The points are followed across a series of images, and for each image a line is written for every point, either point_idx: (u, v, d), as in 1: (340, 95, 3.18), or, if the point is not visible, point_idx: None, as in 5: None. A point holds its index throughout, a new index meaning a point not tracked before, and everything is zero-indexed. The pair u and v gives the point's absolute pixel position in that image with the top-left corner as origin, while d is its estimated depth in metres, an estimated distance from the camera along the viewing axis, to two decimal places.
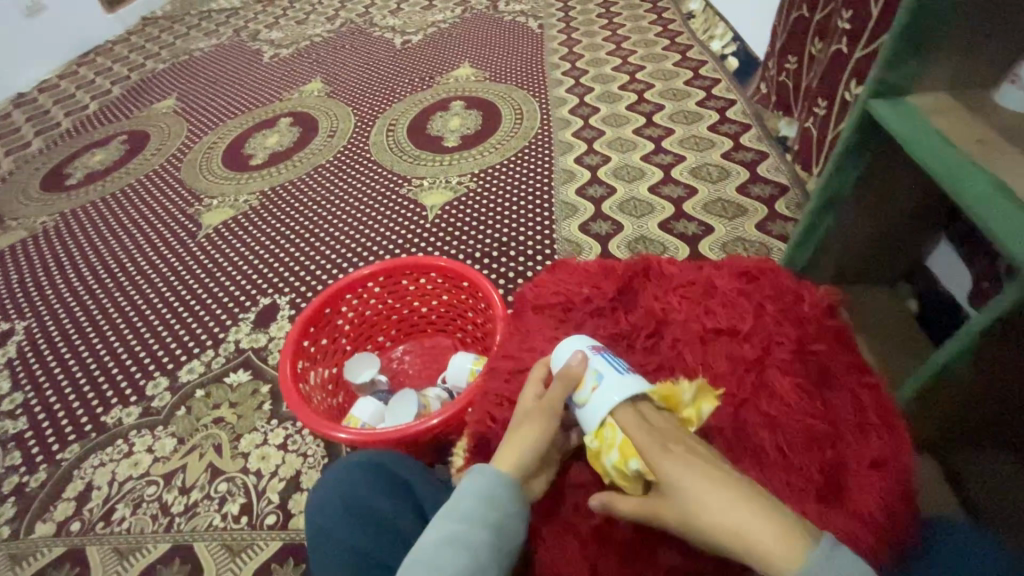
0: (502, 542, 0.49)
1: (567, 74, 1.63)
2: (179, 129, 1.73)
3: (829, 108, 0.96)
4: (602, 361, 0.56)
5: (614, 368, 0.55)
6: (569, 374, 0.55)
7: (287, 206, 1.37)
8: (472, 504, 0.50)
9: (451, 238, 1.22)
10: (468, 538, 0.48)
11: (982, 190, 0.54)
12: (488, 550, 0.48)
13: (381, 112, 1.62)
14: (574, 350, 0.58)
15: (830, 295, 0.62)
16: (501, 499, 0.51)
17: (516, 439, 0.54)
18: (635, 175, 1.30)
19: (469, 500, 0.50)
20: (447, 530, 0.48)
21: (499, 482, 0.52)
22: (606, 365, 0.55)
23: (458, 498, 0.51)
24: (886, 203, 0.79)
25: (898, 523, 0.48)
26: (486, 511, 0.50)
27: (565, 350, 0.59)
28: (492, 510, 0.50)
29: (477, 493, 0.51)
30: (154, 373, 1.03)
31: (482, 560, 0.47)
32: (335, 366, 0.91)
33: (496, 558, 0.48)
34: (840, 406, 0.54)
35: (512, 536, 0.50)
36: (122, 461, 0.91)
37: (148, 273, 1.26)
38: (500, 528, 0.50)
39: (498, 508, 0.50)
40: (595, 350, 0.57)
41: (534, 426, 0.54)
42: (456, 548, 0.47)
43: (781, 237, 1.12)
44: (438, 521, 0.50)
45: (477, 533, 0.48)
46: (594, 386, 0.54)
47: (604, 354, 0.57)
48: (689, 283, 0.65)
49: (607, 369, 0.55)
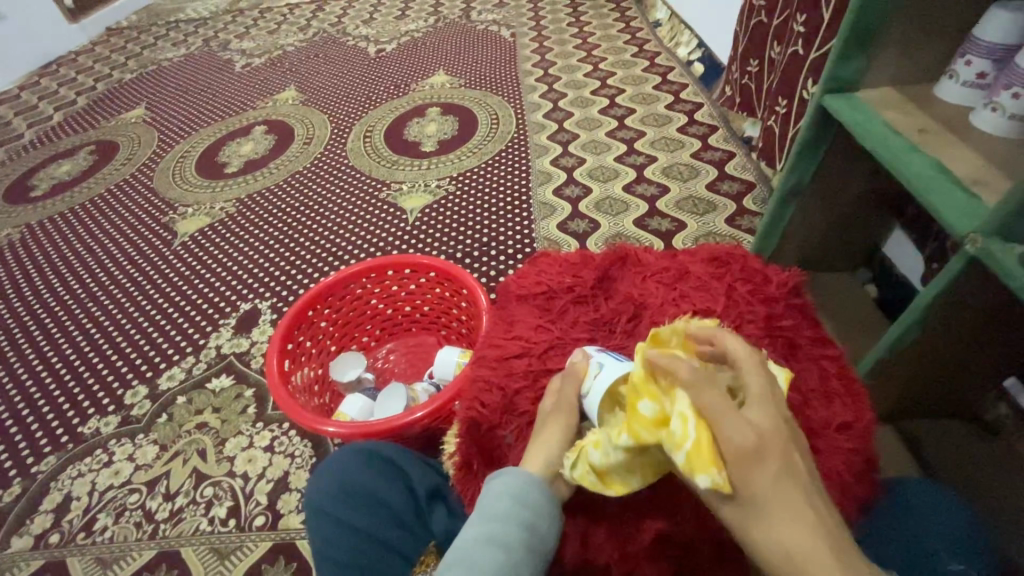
0: (536, 541, 0.50)
1: (541, 80, 1.68)
2: (150, 138, 1.71)
3: (788, 107, 1.02)
4: (606, 354, 0.59)
5: (615, 357, 0.58)
6: (575, 368, 0.58)
7: (265, 212, 1.36)
8: (506, 503, 0.51)
9: (432, 239, 1.24)
10: (503, 537, 0.49)
11: (924, 172, 0.59)
12: (522, 548, 0.49)
13: (358, 119, 1.63)
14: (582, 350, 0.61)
15: (795, 276, 0.66)
16: (533, 497, 0.51)
17: (542, 438, 0.55)
18: (610, 176, 1.34)
19: (505, 500, 0.51)
20: (483, 529, 0.50)
21: (530, 481, 0.52)
22: (609, 357, 0.58)
23: (490, 498, 0.52)
24: (844, 193, 0.85)
25: (858, 481, 0.52)
26: (519, 511, 0.50)
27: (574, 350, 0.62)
28: (524, 509, 0.50)
29: (510, 492, 0.52)
30: (133, 382, 1.02)
31: (516, 558, 0.48)
32: (321, 367, 0.92)
33: (530, 557, 0.49)
34: (808, 376, 0.57)
35: (546, 536, 0.51)
36: (102, 471, 0.89)
37: (122, 282, 1.24)
38: (534, 527, 0.50)
39: (531, 506, 0.51)
40: (600, 350, 0.61)
41: (558, 423, 0.55)
42: (491, 547, 0.48)
43: (749, 231, 1.18)
44: (473, 521, 0.51)
45: (510, 532, 0.49)
46: (596, 373, 0.56)
47: (612, 353, 0.60)
48: (664, 270, 0.68)
49: (609, 361, 0.57)
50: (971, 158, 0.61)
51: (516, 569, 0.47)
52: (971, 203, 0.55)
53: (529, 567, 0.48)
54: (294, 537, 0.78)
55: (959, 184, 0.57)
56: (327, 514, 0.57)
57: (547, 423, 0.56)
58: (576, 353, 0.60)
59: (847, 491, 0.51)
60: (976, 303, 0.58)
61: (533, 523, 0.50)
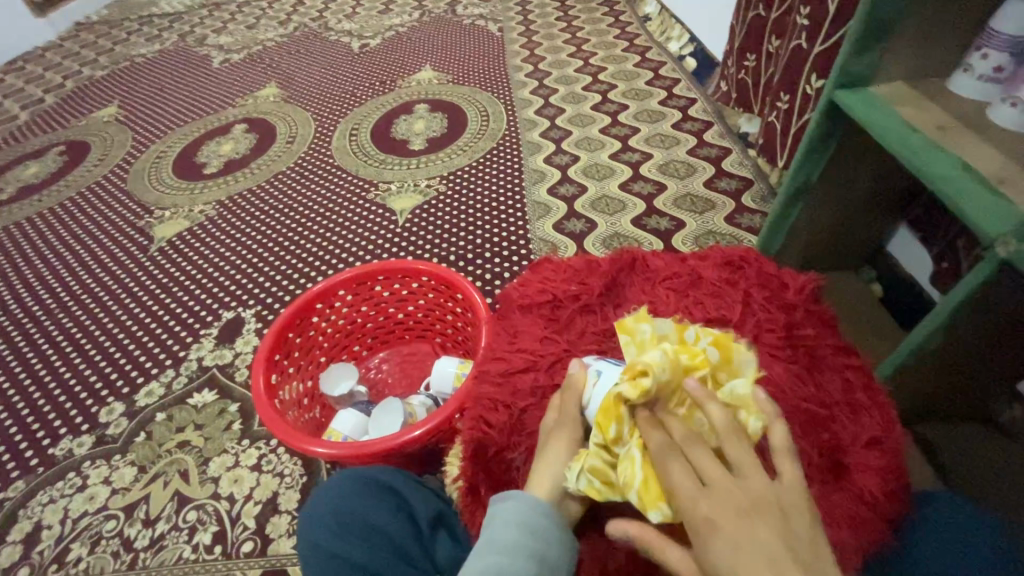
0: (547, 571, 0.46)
1: (531, 76, 1.63)
2: (123, 138, 1.63)
3: (791, 102, 1.00)
4: (605, 363, 0.56)
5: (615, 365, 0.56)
6: (574, 381, 0.55)
7: (247, 214, 1.30)
8: (512, 533, 0.47)
9: (423, 242, 1.19)
10: (511, 570, 0.45)
11: (947, 172, 0.56)
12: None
13: (342, 117, 1.57)
14: (576, 359, 0.58)
15: (812, 279, 0.63)
16: (541, 524, 0.48)
17: (548, 459, 0.52)
18: (605, 174, 1.31)
19: (512, 529, 0.47)
20: (490, 562, 0.45)
21: (537, 507, 0.49)
22: (609, 365, 0.55)
23: (495, 526, 0.48)
24: (851, 191, 0.82)
25: (894, 498, 0.50)
26: (527, 541, 0.47)
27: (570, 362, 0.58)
28: (532, 538, 0.47)
29: (516, 519, 0.48)
30: (108, 398, 0.96)
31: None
32: (310, 379, 0.87)
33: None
34: (831, 388, 0.55)
35: (557, 564, 0.47)
36: (75, 496, 0.83)
37: (95, 291, 1.17)
38: (544, 557, 0.46)
39: (539, 534, 0.47)
40: (596, 358, 0.58)
41: (564, 442, 0.52)
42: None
43: (749, 229, 1.15)
44: (478, 553, 0.47)
45: (518, 564, 0.45)
46: (594, 382, 0.54)
47: (609, 360, 0.57)
48: (674, 275, 0.65)
49: (605, 367, 0.55)
50: (992, 154, 0.58)
51: None
52: (997, 202, 0.52)
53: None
54: (286, 563, 0.73)
55: (983, 182, 0.55)
56: (322, 548, 0.54)
57: (555, 442, 0.52)
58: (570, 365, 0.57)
59: (881, 512, 0.49)
60: (1001, 305, 0.56)
61: (543, 551, 0.47)
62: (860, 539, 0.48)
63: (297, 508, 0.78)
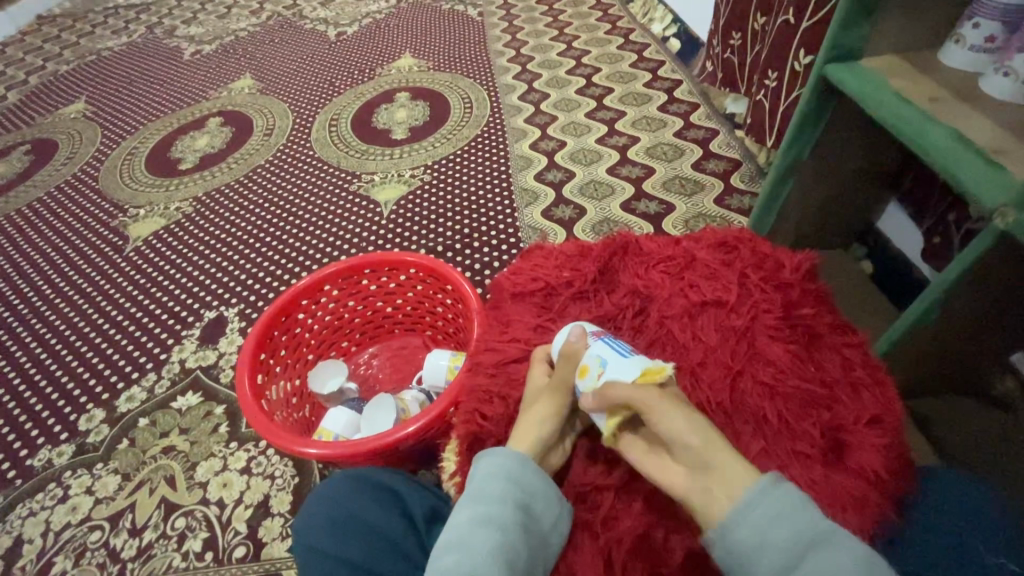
0: (532, 522, 0.47)
1: (513, 61, 1.60)
2: (92, 135, 1.56)
3: (779, 80, 0.98)
4: (602, 346, 0.54)
5: (618, 351, 0.53)
6: (569, 348, 0.55)
7: (226, 210, 1.26)
8: (499, 484, 0.49)
9: (409, 232, 1.16)
10: (498, 517, 0.47)
11: (942, 143, 0.56)
12: (517, 527, 0.46)
13: (321, 107, 1.53)
14: (577, 335, 0.56)
15: (808, 258, 0.62)
16: (528, 477, 0.49)
17: (528, 412, 0.53)
18: (592, 158, 1.29)
19: (497, 480, 0.49)
20: (477, 510, 0.47)
21: (521, 459, 0.50)
22: (610, 350, 0.53)
23: (480, 478, 0.50)
24: (839, 168, 0.82)
25: (899, 477, 0.49)
26: (512, 491, 0.48)
27: (567, 328, 0.58)
28: (519, 489, 0.49)
29: (501, 472, 0.50)
30: (88, 405, 0.92)
31: (514, 540, 0.46)
32: (297, 377, 0.84)
33: (527, 537, 0.46)
34: (831, 366, 0.54)
35: (544, 517, 0.49)
36: (57, 508, 0.80)
37: (70, 295, 1.13)
38: (528, 507, 0.48)
39: (526, 487, 0.49)
40: (598, 335, 0.56)
41: (547, 399, 0.53)
42: (487, 528, 0.46)
43: (739, 210, 1.14)
44: (465, 503, 0.48)
45: (506, 512, 0.47)
46: (598, 372, 0.52)
47: (607, 339, 0.55)
48: (668, 258, 0.63)
49: (608, 354, 0.53)
50: (988, 126, 0.57)
51: (515, 549, 0.45)
52: (1000, 174, 0.51)
53: (525, 550, 0.46)
54: (280, 567, 0.71)
55: (981, 154, 0.54)
56: (318, 549, 0.52)
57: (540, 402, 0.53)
58: (570, 331, 0.57)
59: (883, 491, 0.48)
60: (998, 278, 0.56)
61: (530, 504, 0.48)
62: (864, 518, 0.46)
63: (290, 510, 0.76)
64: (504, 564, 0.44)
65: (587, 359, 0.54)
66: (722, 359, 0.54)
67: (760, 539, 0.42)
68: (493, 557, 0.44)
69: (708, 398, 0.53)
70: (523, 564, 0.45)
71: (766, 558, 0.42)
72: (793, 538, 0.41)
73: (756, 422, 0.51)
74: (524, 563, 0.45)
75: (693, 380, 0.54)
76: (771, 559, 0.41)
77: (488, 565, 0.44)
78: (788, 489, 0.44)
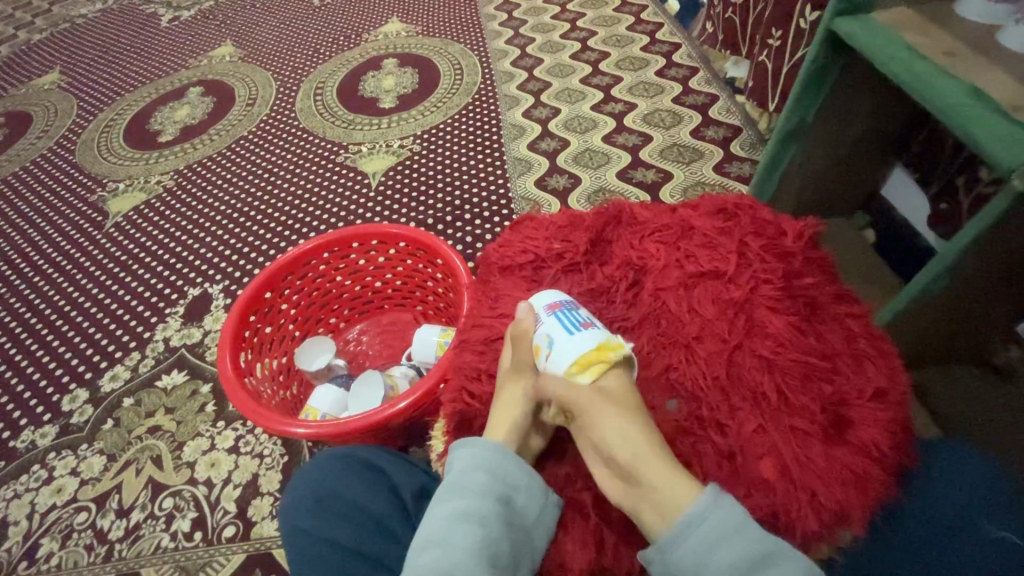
0: (514, 514, 0.46)
1: (506, 25, 1.53)
2: (68, 107, 1.50)
3: (783, 39, 0.94)
4: (553, 323, 0.53)
5: (565, 327, 0.52)
6: (521, 327, 0.54)
7: (208, 183, 1.22)
8: (481, 477, 0.48)
9: (398, 205, 1.12)
10: (479, 511, 0.46)
11: (955, 100, 0.52)
12: (499, 521, 0.45)
13: (305, 76, 1.46)
14: (534, 309, 0.55)
15: (810, 226, 0.59)
16: (510, 470, 0.48)
17: (502, 390, 0.53)
18: (587, 126, 1.24)
19: (478, 473, 0.48)
20: (458, 505, 0.46)
21: (502, 453, 0.49)
22: (557, 327, 0.52)
23: (461, 472, 0.48)
24: (842, 132, 0.78)
25: (903, 452, 0.47)
26: (494, 484, 0.47)
27: (519, 305, 0.57)
28: (500, 482, 0.48)
29: (483, 464, 0.48)
30: (71, 385, 0.90)
31: (495, 535, 0.45)
32: (284, 355, 0.82)
33: (510, 532, 0.45)
34: (832, 338, 0.51)
35: (528, 508, 0.47)
36: (42, 490, 0.79)
37: (49, 273, 1.09)
38: (511, 499, 0.47)
39: (508, 480, 0.48)
40: (550, 309, 0.54)
41: (523, 380, 0.52)
42: (466, 523, 0.45)
43: (738, 179, 1.11)
44: (445, 497, 0.47)
45: (487, 507, 0.46)
46: (547, 353, 0.52)
47: (559, 313, 0.53)
48: (664, 227, 0.60)
49: (556, 333, 0.52)
50: (1006, 81, 0.54)
51: (496, 544, 0.44)
52: (1019, 131, 0.48)
53: (508, 544, 0.45)
54: (270, 546, 0.70)
55: (1000, 111, 0.50)
56: (305, 530, 0.51)
57: (516, 382, 0.52)
58: (519, 309, 0.56)
59: (885, 467, 0.46)
60: (1009, 244, 0.53)
61: (515, 497, 0.47)
62: (866, 494, 0.44)
63: (279, 489, 0.75)
64: (485, 561, 0.43)
65: (538, 339, 0.53)
66: (719, 333, 0.52)
67: (712, 546, 0.41)
68: (473, 554, 0.43)
69: (704, 373, 0.50)
70: (506, 557, 0.45)
71: None
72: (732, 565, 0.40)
73: (752, 400, 0.49)
74: (507, 557, 0.45)
75: (688, 355, 0.52)
76: None
77: (468, 561, 0.43)
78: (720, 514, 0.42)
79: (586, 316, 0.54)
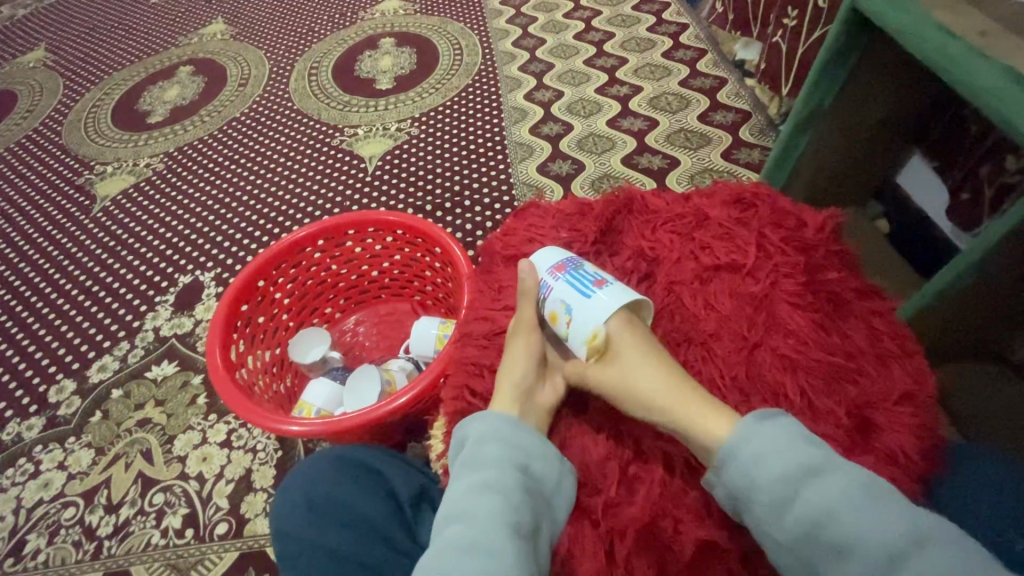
0: (532, 483, 0.44)
1: (507, 3, 1.47)
2: (53, 85, 1.44)
3: (799, 18, 0.89)
4: (565, 287, 0.51)
5: (579, 290, 0.50)
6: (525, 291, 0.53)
7: (199, 166, 1.17)
8: (493, 447, 0.46)
9: (396, 191, 1.09)
10: (497, 482, 0.44)
11: (992, 81, 0.49)
12: (519, 489, 0.43)
13: (299, 55, 1.41)
14: (538, 271, 0.54)
15: (832, 217, 0.56)
16: (524, 438, 0.46)
17: (510, 356, 0.51)
18: (591, 109, 1.20)
19: (490, 444, 0.46)
20: (474, 477, 0.44)
21: (514, 423, 0.47)
22: (571, 291, 0.50)
23: (474, 446, 0.47)
24: (860, 117, 0.75)
25: (930, 459, 0.45)
26: (509, 453, 0.45)
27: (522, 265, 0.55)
28: (515, 449, 0.46)
29: (494, 436, 0.47)
30: (57, 376, 0.87)
31: (517, 504, 0.43)
32: (278, 347, 0.79)
33: (530, 498, 0.43)
34: (857, 337, 0.49)
35: (547, 475, 0.45)
36: (29, 484, 0.77)
37: (35, 259, 1.06)
38: (527, 470, 0.45)
39: (523, 449, 0.46)
40: (556, 272, 0.52)
41: (528, 343, 0.52)
42: (486, 494, 0.43)
43: (747, 166, 1.07)
44: (461, 473, 0.45)
45: (504, 475, 0.44)
46: (568, 320, 0.50)
47: (568, 274, 0.52)
48: (678, 216, 0.57)
49: (571, 298, 0.50)
50: None
51: (519, 513, 0.42)
52: None
53: (530, 512, 0.42)
54: (264, 544, 0.68)
55: None
56: (298, 539, 0.48)
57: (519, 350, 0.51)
58: (522, 269, 0.54)
59: (913, 473, 0.44)
60: None
61: (531, 466, 0.45)
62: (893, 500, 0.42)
63: (273, 485, 0.73)
64: (511, 527, 0.41)
65: (553, 304, 0.51)
66: (738, 331, 0.49)
67: (759, 462, 0.40)
68: (499, 522, 0.41)
69: (722, 372, 0.48)
70: (530, 525, 0.42)
71: (756, 501, 0.40)
72: (779, 478, 0.39)
73: (774, 399, 0.46)
74: (531, 526, 0.42)
75: (705, 353, 0.49)
76: (764, 500, 0.39)
77: (494, 531, 0.41)
78: (767, 433, 0.41)
79: (596, 271, 0.52)
